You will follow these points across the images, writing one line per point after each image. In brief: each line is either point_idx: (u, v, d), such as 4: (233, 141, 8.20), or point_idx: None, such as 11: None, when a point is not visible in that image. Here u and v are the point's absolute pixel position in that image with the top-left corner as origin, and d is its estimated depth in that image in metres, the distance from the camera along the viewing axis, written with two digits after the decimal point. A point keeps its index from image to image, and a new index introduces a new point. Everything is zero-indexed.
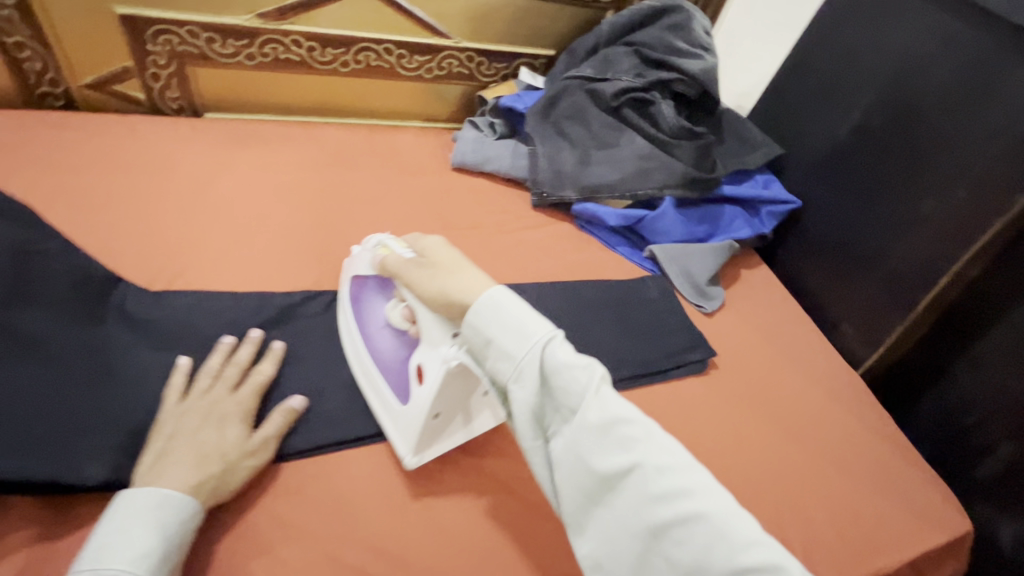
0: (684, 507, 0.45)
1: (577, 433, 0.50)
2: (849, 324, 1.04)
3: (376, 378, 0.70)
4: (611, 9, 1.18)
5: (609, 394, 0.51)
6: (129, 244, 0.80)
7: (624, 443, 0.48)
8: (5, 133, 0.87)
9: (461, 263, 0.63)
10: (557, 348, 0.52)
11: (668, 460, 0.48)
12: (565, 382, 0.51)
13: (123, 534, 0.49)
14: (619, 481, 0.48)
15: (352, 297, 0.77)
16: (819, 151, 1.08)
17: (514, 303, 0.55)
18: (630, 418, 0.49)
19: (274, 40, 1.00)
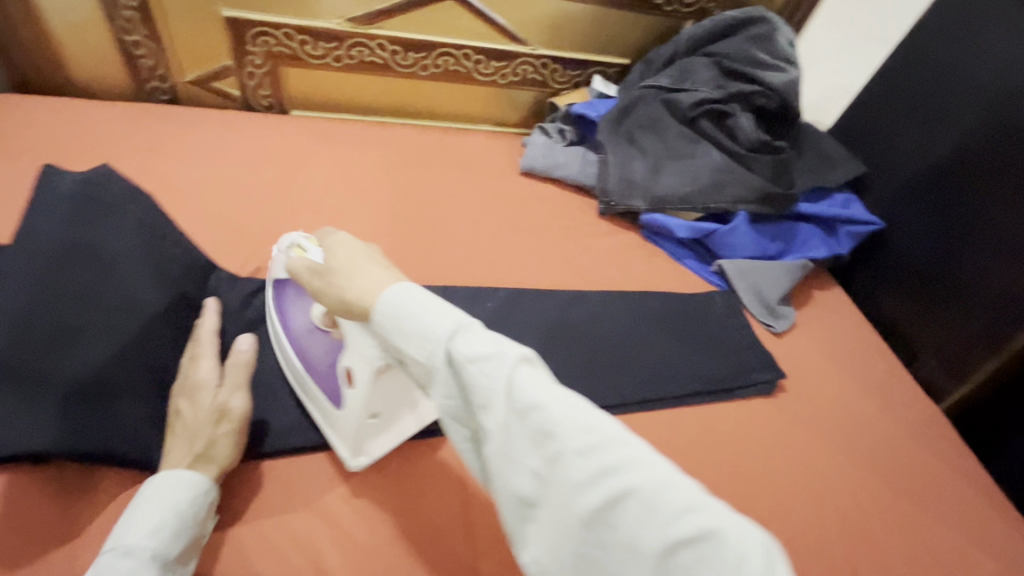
0: (613, 483, 0.37)
1: (498, 430, 0.41)
2: (933, 356, 0.98)
3: (307, 382, 0.67)
4: (690, 19, 1.17)
5: (524, 376, 0.41)
6: (223, 231, 0.85)
7: (543, 429, 0.39)
8: (120, 124, 0.95)
9: (363, 259, 0.53)
10: (464, 341, 0.43)
11: (592, 434, 0.38)
12: (479, 381, 0.41)
13: (134, 514, 0.52)
14: (543, 475, 0.39)
15: (276, 298, 0.73)
16: (910, 170, 1.03)
17: (421, 296, 0.46)
18: (546, 397, 0.40)
19: (360, 44, 1.04)
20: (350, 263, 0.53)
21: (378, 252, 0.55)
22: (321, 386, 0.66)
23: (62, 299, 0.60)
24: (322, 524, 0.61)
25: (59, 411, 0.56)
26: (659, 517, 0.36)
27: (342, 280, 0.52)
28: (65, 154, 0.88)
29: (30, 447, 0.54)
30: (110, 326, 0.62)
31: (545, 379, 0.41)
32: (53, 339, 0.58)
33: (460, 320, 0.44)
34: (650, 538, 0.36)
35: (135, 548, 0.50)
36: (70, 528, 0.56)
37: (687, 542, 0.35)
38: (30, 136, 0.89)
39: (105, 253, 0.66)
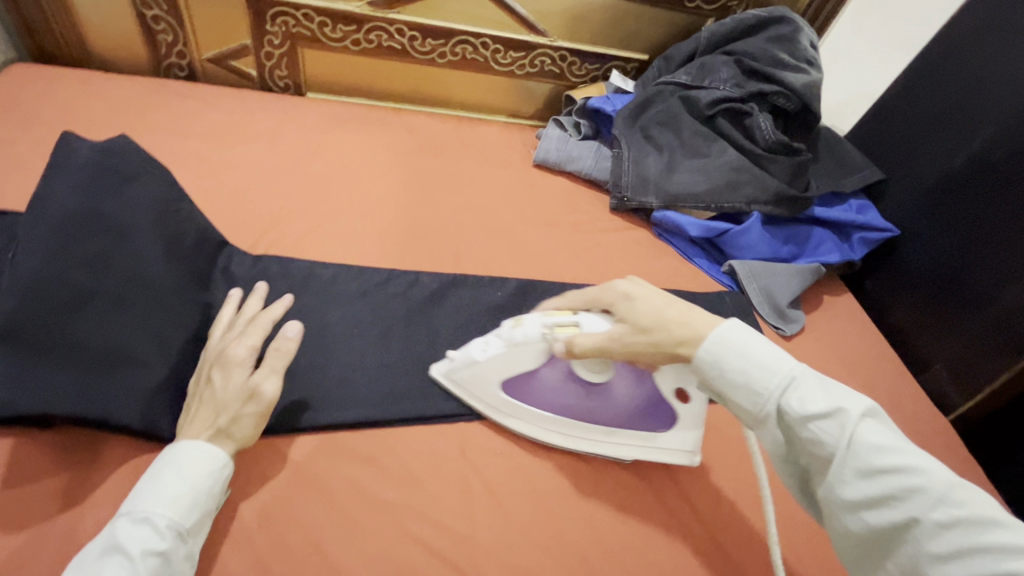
0: (992, 561, 0.39)
1: (838, 480, 0.46)
2: (942, 366, 0.97)
3: (618, 429, 0.67)
4: (712, 17, 1.15)
5: (873, 437, 0.45)
6: (236, 210, 0.85)
7: (895, 491, 0.43)
8: (137, 98, 0.95)
9: (683, 319, 0.54)
10: (798, 394, 0.48)
11: (959, 508, 0.41)
12: (822, 435, 0.46)
13: (153, 481, 0.52)
14: (896, 532, 0.44)
15: (509, 384, 0.68)
16: (928, 179, 1.02)
17: (749, 342, 0.51)
18: (902, 461, 0.44)
19: (379, 28, 1.04)
20: (678, 316, 0.54)
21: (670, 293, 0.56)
22: (634, 422, 0.67)
23: (76, 266, 0.59)
24: (322, 502, 0.61)
25: (69, 377, 0.56)
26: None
27: (675, 340, 0.53)
28: (83, 125, 0.88)
29: (42, 412, 0.54)
30: (122, 296, 0.62)
31: (893, 437, 0.45)
32: (64, 306, 0.57)
33: (793, 373, 0.48)
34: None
35: (152, 515, 0.50)
36: (71, 493, 0.56)
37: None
38: (49, 107, 0.89)
39: (117, 223, 0.65)
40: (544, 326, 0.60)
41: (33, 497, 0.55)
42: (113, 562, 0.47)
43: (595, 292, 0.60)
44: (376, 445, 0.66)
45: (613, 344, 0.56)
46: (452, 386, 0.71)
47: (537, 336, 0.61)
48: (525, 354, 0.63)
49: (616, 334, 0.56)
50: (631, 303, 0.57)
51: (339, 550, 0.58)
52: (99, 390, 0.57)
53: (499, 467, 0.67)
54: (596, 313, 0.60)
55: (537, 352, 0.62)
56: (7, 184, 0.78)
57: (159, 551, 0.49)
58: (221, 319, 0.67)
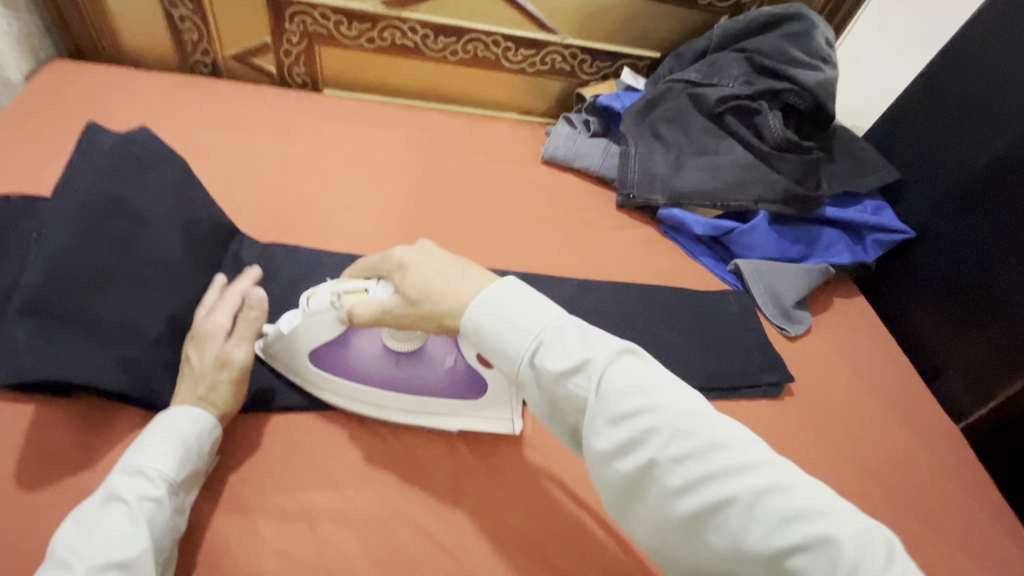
0: (721, 487, 0.40)
1: (590, 434, 0.44)
2: (956, 373, 0.94)
3: (432, 397, 0.66)
4: (726, 14, 1.14)
5: (617, 383, 0.44)
6: (249, 200, 0.89)
7: (638, 436, 0.42)
8: (163, 93, 1.00)
9: (444, 280, 0.52)
10: (550, 350, 0.46)
11: (693, 439, 0.41)
12: (574, 388, 0.45)
13: (142, 439, 0.56)
14: (642, 476, 0.43)
15: (317, 355, 0.66)
16: (948, 180, 0.99)
17: (509, 296, 0.48)
18: (640, 403, 0.43)
19: (392, 26, 1.07)
20: (443, 281, 0.51)
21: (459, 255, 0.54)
22: (450, 390, 0.66)
23: (96, 249, 0.64)
24: (318, 478, 0.63)
25: (89, 352, 0.60)
26: (767, 526, 0.38)
27: (442, 307, 0.51)
28: (112, 119, 0.94)
29: (65, 382, 0.58)
30: (142, 279, 0.66)
31: (640, 377, 0.44)
32: (88, 285, 0.62)
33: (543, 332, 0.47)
34: (757, 542, 0.39)
35: (142, 467, 0.54)
36: (87, 458, 0.60)
37: (798, 548, 0.38)
38: (81, 101, 0.95)
39: (136, 207, 0.69)
40: (333, 294, 0.59)
41: (53, 460, 0.59)
42: (109, 509, 0.51)
43: (377, 258, 0.58)
44: (372, 428, 0.68)
45: (393, 313, 0.55)
46: (274, 360, 0.69)
47: (327, 304, 0.60)
48: (324, 324, 0.62)
49: (391, 303, 0.55)
50: (407, 270, 0.54)
51: (331, 525, 0.60)
52: (119, 366, 0.61)
53: (491, 452, 0.69)
54: (380, 282, 0.58)
55: (332, 322, 0.61)
56: (41, 173, 0.83)
57: (151, 498, 0.52)
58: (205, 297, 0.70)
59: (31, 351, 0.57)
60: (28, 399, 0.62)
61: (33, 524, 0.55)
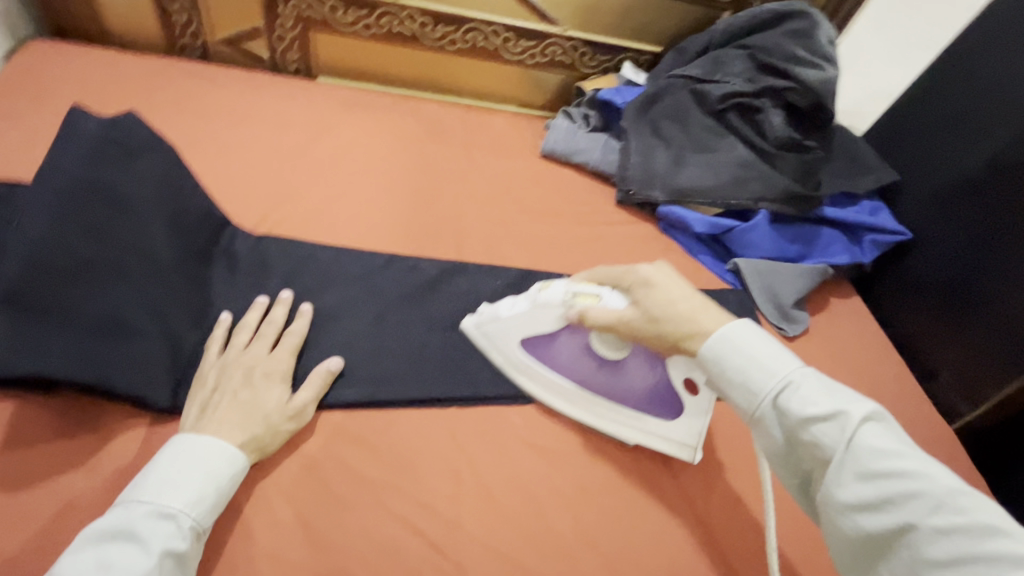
0: (987, 569, 0.41)
1: (835, 483, 0.49)
2: (948, 375, 0.95)
3: (622, 407, 0.71)
4: (728, 10, 1.13)
5: (870, 443, 0.48)
6: (240, 190, 0.86)
7: (891, 497, 0.46)
8: (150, 76, 0.97)
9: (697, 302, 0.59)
10: (798, 395, 0.51)
11: (957, 515, 0.44)
12: (822, 438, 0.50)
13: (179, 475, 0.52)
14: (889, 535, 0.46)
15: (528, 344, 0.73)
16: (943, 182, 0.99)
17: (755, 341, 0.54)
18: (897, 466, 0.47)
19: (389, 13, 1.04)
20: (689, 308, 0.58)
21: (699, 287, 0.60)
22: (642, 404, 0.71)
23: (81, 238, 0.61)
24: (312, 478, 0.61)
25: (72, 345, 0.57)
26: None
27: (680, 327, 0.58)
28: (98, 103, 0.90)
29: (44, 375, 0.55)
30: (125, 268, 0.63)
31: (896, 444, 0.48)
32: (67, 274, 0.59)
33: (791, 377, 0.52)
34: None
35: (178, 512, 0.50)
36: (67, 458, 0.57)
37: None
38: (65, 83, 0.91)
39: (122, 195, 0.66)
40: (566, 293, 0.66)
41: (32, 457, 0.56)
42: (129, 554, 0.47)
43: (618, 271, 0.65)
44: (367, 427, 0.66)
45: (626, 321, 0.62)
46: (479, 340, 0.75)
47: (558, 301, 0.67)
48: (546, 319, 0.69)
49: (629, 314, 0.62)
50: (653, 289, 0.61)
51: (326, 526, 0.59)
52: (103, 361, 0.58)
53: (488, 451, 0.68)
54: (613, 291, 0.65)
55: (554, 318, 0.69)
56: (21, 158, 0.80)
57: (179, 552, 0.49)
58: (232, 318, 0.67)
59: (6, 344, 0.54)
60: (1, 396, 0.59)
61: (9, 527, 0.53)
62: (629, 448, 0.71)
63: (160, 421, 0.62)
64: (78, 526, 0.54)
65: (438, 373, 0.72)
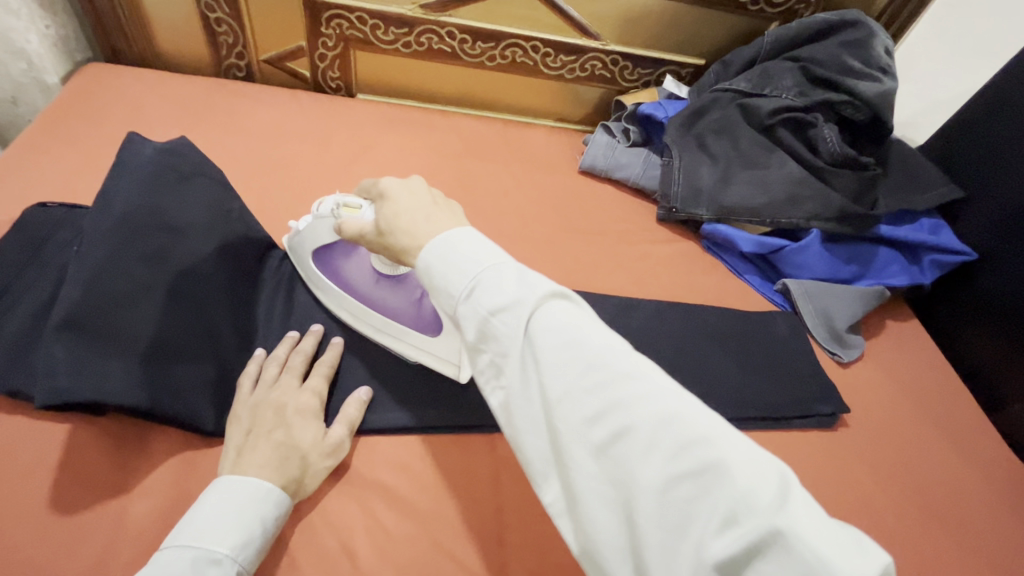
0: (627, 416, 0.39)
1: (513, 370, 0.43)
2: (1018, 405, 0.89)
3: (395, 324, 0.70)
4: (777, 21, 1.10)
5: (546, 318, 0.42)
6: (282, 208, 0.87)
7: (557, 369, 0.41)
8: (197, 97, 0.99)
9: (415, 202, 0.53)
10: (482, 288, 0.44)
11: (605, 371, 0.40)
12: (503, 325, 0.43)
13: (224, 517, 0.51)
14: (555, 412, 0.41)
15: (319, 258, 0.73)
16: (1014, 200, 0.93)
17: (458, 242, 0.47)
18: (562, 337, 0.41)
19: (430, 31, 1.04)
20: (409, 220, 0.52)
21: (444, 198, 0.55)
22: (416, 324, 0.69)
23: (137, 263, 0.62)
24: (356, 505, 0.61)
25: (126, 368, 0.58)
26: (666, 454, 0.37)
27: (398, 239, 0.53)
28: (148, 124, 0.93)
29: (100, 402, 0.55)
30: (177, 290, 0.64)
31: (572, 320, 0.43)
32: (123, 298, 0.60)
33: (480, 269, 0.45)
34: (654, 470, 0.37)
35: (223, 557, 0.49)
36: (120, 482, 0.58)
37: (690, 474, 0.36)
38: (117, 105, 0.94)
39: (174, 220, 0.67)
40: (335, 205, 0.63)
41: (87, 482, 0.57)
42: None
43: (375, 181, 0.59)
44: (412, 455, 0.66)
45: (370, 238, 0.57)
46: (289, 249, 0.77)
47: (332, 213, 0.65)
48: (324, 231, 0.68)
49: (368, 226, 0.57)
50: (386, 202, 0.55)
51: (370, 557, 0.58)
52: (156, 385, 0.59)
53: (531, 482, 0.66)
54: (371, 204, 0.60)
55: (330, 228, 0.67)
56: (78, 179, 0.82)
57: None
58: (265, 354, 0.66)
59: (66, 369, 0.55)
60: (60, 418, 0.60)
61: (69, 551, 0.53)
62: None
63: (211, 445, 0.62)
64: (130, 552, 0.54)
65: (479, 400, 0.71)
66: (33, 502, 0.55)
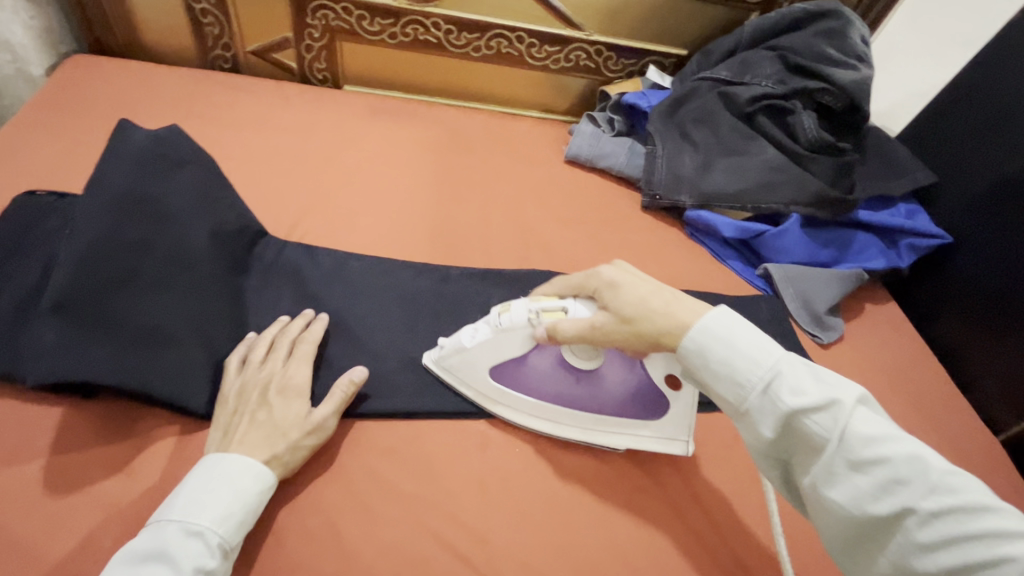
0: (978, 547, 0.41)
1: (826, 471, 0.47)
2: (993, 383, 0.91)
3: (610, 415, 0.68)
4: (756, 11, 1.12)
5: (869, 431, 0.46)
6: (269, 199, 0.87)
7: (888, 482, 0.45)
8: (183, 88, 0.99)
9: (657, 291, 0.56)
10: (786, 385, 0.49)
11: (951, 496, 0.43)
12: (815, 425, 0.47)
13: (207, 494, 0.52)
14: (883, 525, 0.45)
15: (497, 372, 0.68)
16: (986, 185, 0.95)
17: (741, 335, 0.51)
18: (889, 450, 0.45)
19: (415, 21, 1.05)
20: (662, 307, 0.55)
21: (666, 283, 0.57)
22: (631, 412, 0.68)
23: (128, 251, 0.62)
24: (340, 486, 0.62)
25: (117, 353, 0.58)
26: None
27: (658, 328, 0.54)
28: (135, 115, 0.93)
29: (90, 382, 0.56)
30: (169, 275, 0.65)
31: (885, 427, 0.47)
32: (114, 282, 0.61)
33: (777, 365, 0.49)
34: None
35: (205, 530, 0.50)
36: (105, 463, 0.58)
37: None
38: (102, 96, 0.94)
39: (165, 206, 0.68)
40: (530, 312, 0.61)
41: (75, 464, 0.58)
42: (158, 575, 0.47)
43: (582, 277, 0.61)
44: (398, 437, 0.67)
45: (600, 329, 0.58)
46: (442, 370, 0.71)
47: (523, 321, 0.62)
48: (511, 343, 0.64)
49: (602, 319, 0.58)
50: (619, 290, 0.57)
51: (355, 535, 0.59)
52: (147, 368, 0.59)
53: (515, 463, 0.67)
54: (581, 300, 0.60)
55: (523, 339, 0.64)
56: (63, 169, 0.82)
57: (208, 570, 0.49)
58: (255, 336, 0.67)
59: (56, 351, 0.56)
60: (49, 402, 0.61)
61: (56, 530, 0.54)
62: (660, 458, 0.70)
63: (196, 427, 0.62)
64: (113, 531, 0.55)
65: None
66: (20, 482, 0.56)
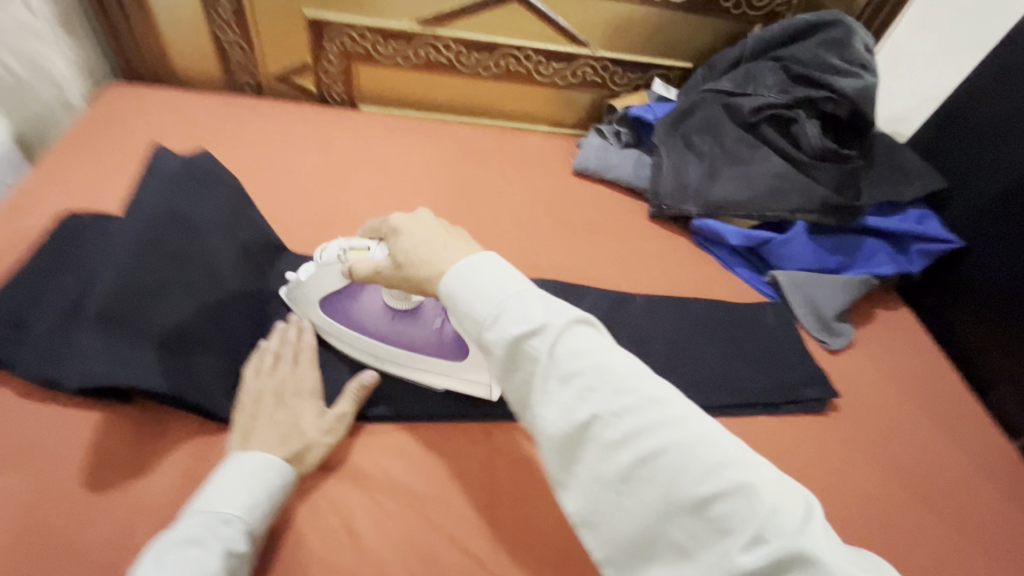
0: (652, 441, 0.45)
1: (540, 392, 0.48)
2: (1011, 386, 0.90)
3: (422, 355, 0.72)
4: (760, 23, 1.14)
5: (581, 349, 0.48)
6: (288, 214, 0.92)
7: (587, 394, 0.46)
8: (209, 111, 1.05)
9: (430, 233, 0.58)
10: (508, 314, 0.49)
11: (637, 398, 0.46)
12: (530, 348, 0.48)
13: (234, 485, 0.56)
14: (581, 437, 0.47)
15: (329, 307, 0.72)
16: (999, 188, 0.95)
17: (483, 269, 0.51)
18: (589, 363, 0.47)
19: (427, 44, 1.10)
20: (426, 249, 0.57)
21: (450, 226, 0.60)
22: (440, 353, 0.71)
23: (162, 264, 0.67)
24: (354, 485, 0.64)
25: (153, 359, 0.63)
26: (695, 476, 0.44)
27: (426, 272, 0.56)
28: (165, 138, 0.99)
29: (129, 387, 0.60)
30: (196, 286, 0.69)
31: (593, 343, 0.49)
32: (150, 293, 0.65)
33: (502, 296, 0.49)
34: (689, 492, 0.44)
35: (234, 518, 0.54)
36: (138, 462, 0.62)
37: (722, 497, 0.43)
38: (135, 121, 1.00)
39: (196, 223, 0.72)
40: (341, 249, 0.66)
41: (111, 464, 0.62)
42: (195, 556, 0.49)
43: (381, 223, 0.64)
44: (410, 439, 0.69)
45: (382, 273, 0.62)
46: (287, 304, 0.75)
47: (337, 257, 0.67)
48: (331, 277, 0.69)
49: (382, 263, 0.62)
50: (400, 237, 0.60)
51: (368, 531, 0.61)
52: (178, 374, 0.64)
53: (523, 464, 0.69)
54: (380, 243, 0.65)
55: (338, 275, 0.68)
56: (100, 190, 0.88)
57: (239, 553, 0.52)
58: (265, 345, 0.70)
59: (99, 358, 0.60)
60: (88, 407, 0.65)
61: (94, 524, 0.58)
62: None
63: (222, 430, 0.66)
64: (146, 525, 0.59)
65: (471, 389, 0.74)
66: (62, 479, 0.60)
